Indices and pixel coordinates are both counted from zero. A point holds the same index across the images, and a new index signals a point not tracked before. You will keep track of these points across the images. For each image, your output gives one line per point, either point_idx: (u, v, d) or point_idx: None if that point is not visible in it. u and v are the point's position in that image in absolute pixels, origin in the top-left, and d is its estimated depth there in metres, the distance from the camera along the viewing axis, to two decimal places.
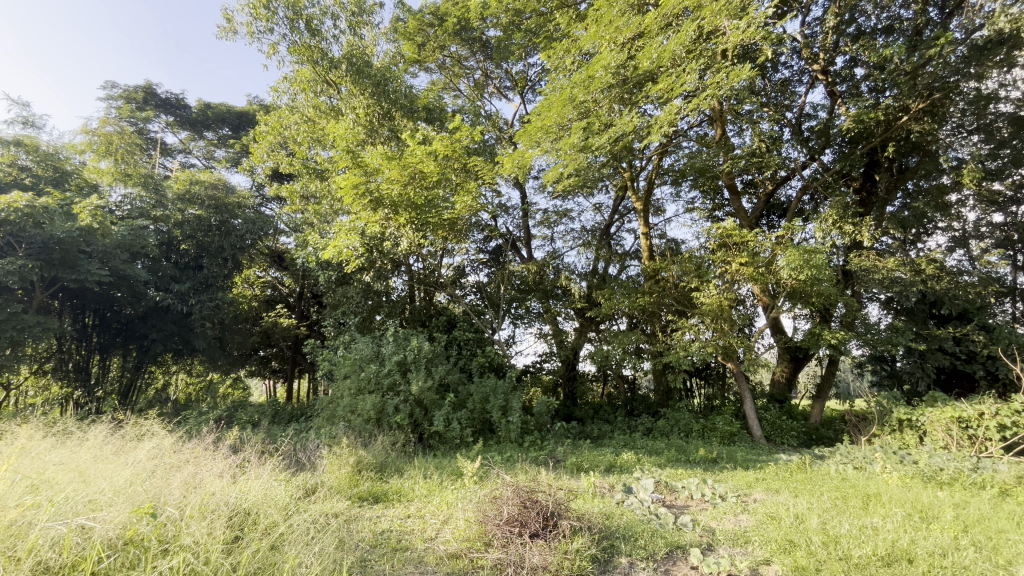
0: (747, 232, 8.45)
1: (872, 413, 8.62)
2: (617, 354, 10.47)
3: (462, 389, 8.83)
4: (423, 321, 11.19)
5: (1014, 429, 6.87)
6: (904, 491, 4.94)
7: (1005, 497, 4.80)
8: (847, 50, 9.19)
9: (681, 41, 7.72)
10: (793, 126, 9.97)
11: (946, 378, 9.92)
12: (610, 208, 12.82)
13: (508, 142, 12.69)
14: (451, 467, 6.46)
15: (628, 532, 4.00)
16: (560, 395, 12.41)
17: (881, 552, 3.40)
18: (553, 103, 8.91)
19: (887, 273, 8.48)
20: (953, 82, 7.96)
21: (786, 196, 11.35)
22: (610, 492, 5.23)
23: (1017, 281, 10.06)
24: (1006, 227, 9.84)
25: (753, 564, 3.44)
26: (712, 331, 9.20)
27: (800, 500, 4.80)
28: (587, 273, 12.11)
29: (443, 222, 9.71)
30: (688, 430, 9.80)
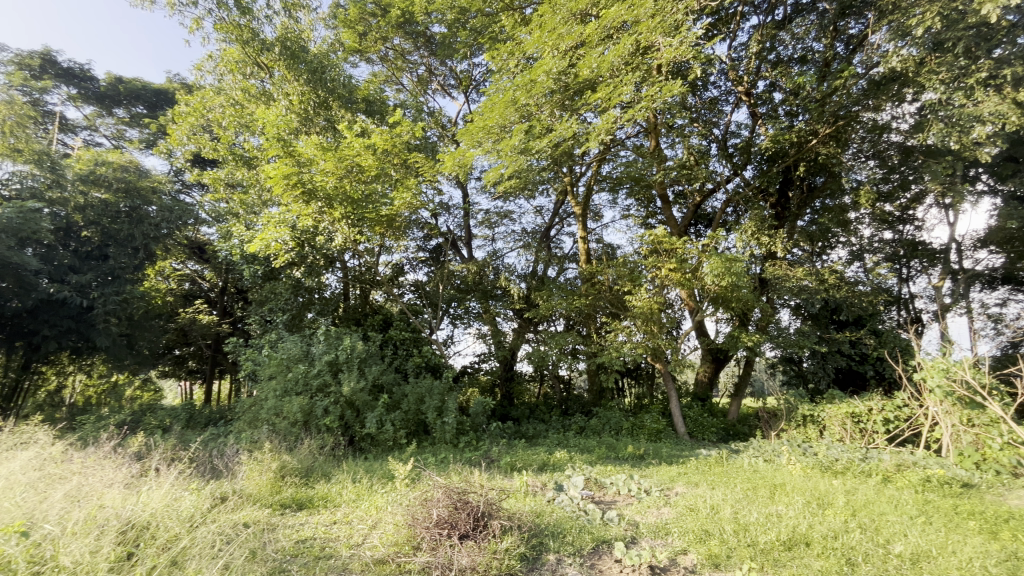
0: (676, 240, 8.88)
1: (780, 410, 9.35)
2: (554, 354, 10.70)
3: (397, 389, 8.62)
4: (357, 320, 10.92)
5: (895, 422, 7.75)
6: (805, 481, 5.42)
7: (886, 483, 5.41)
8: (767, 75, 9.95)
9: (619, 53, 8.02)
10: (720, 142, 10.64)
11: (842, 377, 11.02)
12: (550, 211, 13.07)
13: (451, 141, 12.56)
14: (383, 469, 6.28)
15: (557, 529, 4.08)
16: (498, 395, 12.47)
17: (784, 537, 3.70)
18: (495, 104, 8.98)
19: (796, 282, 9.31)
20: (855, 111, 8.90)
21: (712, 207, 12.09)
22: (541, 490, 5.31)
23: (902, 291, 11.42)
24: (894, 243, 11.19)
25: (671, 554, 3.63)
26: (643, 333, 9.64)
27: (716, 492, 5.14)
28: (526, 274, 12.26)
29: (380, 219, 9.41)
30: (619, 428, 10.20)
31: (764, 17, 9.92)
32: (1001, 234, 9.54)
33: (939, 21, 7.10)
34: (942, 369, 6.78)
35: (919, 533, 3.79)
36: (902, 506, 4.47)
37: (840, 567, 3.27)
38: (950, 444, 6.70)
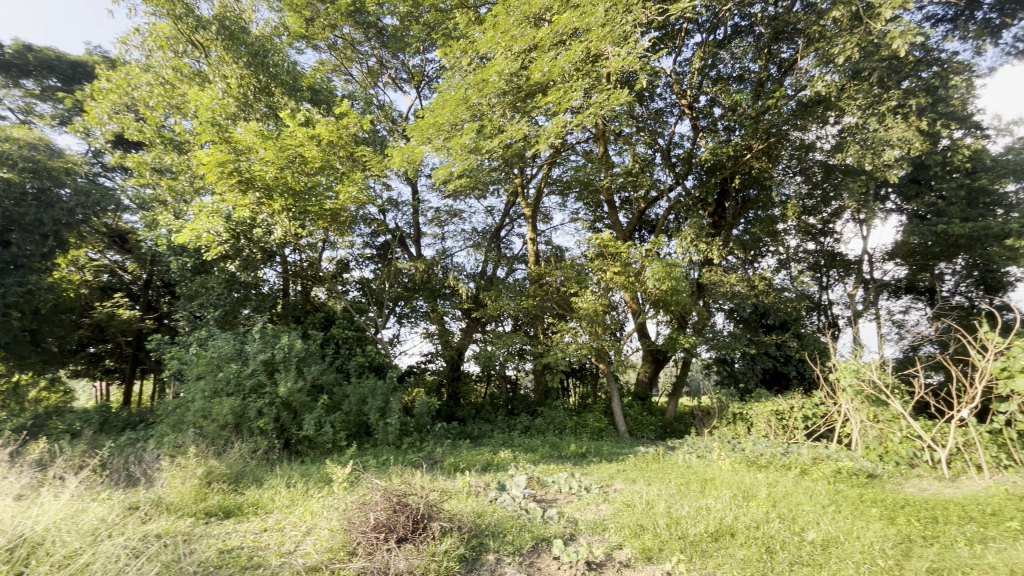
0: (621, 244, 9.16)
1: (713, 408, 9.87)
2: (501, 355, 10.73)
3: (338, 390, 8.33)
4: (297, 318, 10.47)
5: (813, 418, 8.39)
6: (733, 475, 5.76)
7: (804, 476, 5.84)
8: (709, 91, 10.44)
9: (570, 59, 8.19)
10: (664, 152, 11.09)
11: (769, 377, 11.81)
12: (501, 211, 13.09)
13: (401, 136, 12.29)
14: (319, 473, 6.04)
15: (498, 529, 4.08)
16: (443, 395, 12.35)
17: (711, 529, 3.90)
18: (447, 102, 8.90)
19: (729, 287, 9.86)
20: (785, 129, 9.52)
21: (655, 214, 12.55)
22: (484, 490, 5.31)
23: (822, 298, 12.41)
24: (815, 253, 12.17)
25: (607, 549, 3.72)
26: (588, 334, 9.85)
27: (652, 487, 5.36)
28: (475, 274, 12.21)
29: (323, 213, 9.04)
30: (563, 427, 10.37)
31: (707, 36, 10.43)
32: (904, 248, 10.53)
33: (857, 52, 7.76)
34: (853, 370, 7.44)
35: (830, 521, 4.11)
36: (816, 496, 4.84)
37: (760, 555, 3.48)
38: (859, 438, 7.33)
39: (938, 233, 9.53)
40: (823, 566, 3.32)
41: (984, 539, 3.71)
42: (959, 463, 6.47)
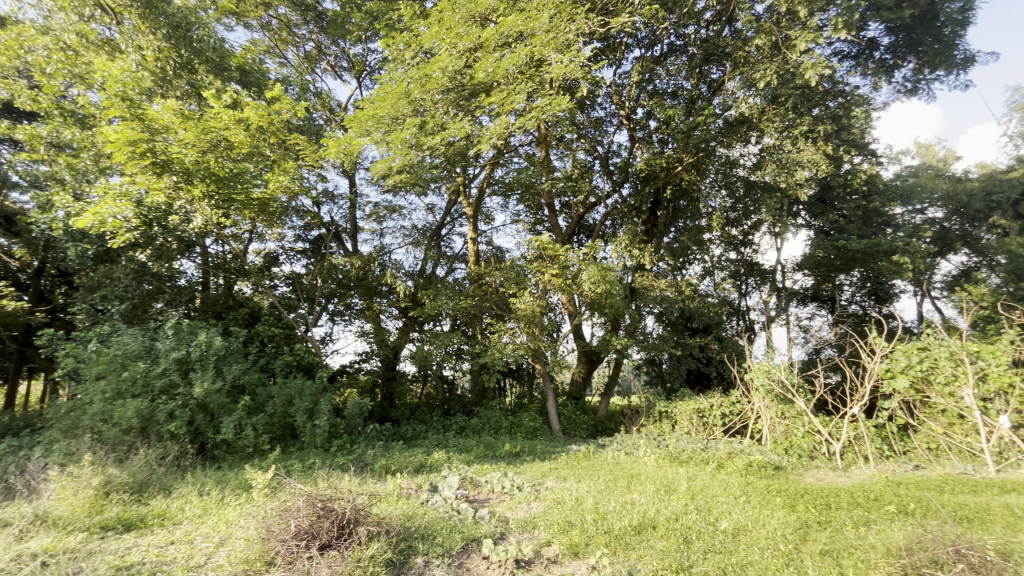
0: (560, 248, 9.37)
1: (641, 407, 10.33)
2: (438, 355, 10.58)
3: (261, 390, 7.84)
4: (217, 313, 9.75)
5: (730, 416, 8.99)
6: (657, 470, 6.05)
7: (720, 469, 6.26)
8: (645, 104, 10.91)
9: (514, 62, 8.28)
10: (603, 160, 11.46)
11: (693, 377, 12.55)
12: (442, 209, 12.92)
13: (339, 127, 11.78)
14: (237, 479, 5.66)
15: (428, 531, 4.02)
16: (377, 396, 12.02)
17: (635, 522, 4.07)
18: (387, 94, 8.67)
19: (659, 292, 10.35)
20: (713, 145, 10.14)
21: (593, 219, 12.95)
22: (416, 492, 5.22)
23: (740, 304, 13.39)
24: (736, 262, 13.11)
25: (536, 546, 3.79)
26: (525, 335, 9.96)
27: (582, 484, 5.52)
28: (414, 272, 11.96)
29: (250, 202, 8.48)
30: (498, 427, 10.42)
31: (645, 51, 10.90)
32: (811, 260, 11.55)
33: (776, 79, 8.46)
34: (765, 371, 8.08)
35: (740, 510, 4.43)
36: (729, 488, 5.20)
37: (678, 545, 3.68)
38: (769, 434, 7.95)
39: (839, 248, 10.60)
40: (732, 552, 3.57)
41: (867, 522, 4.16)
42: (850, 455, 7.22)
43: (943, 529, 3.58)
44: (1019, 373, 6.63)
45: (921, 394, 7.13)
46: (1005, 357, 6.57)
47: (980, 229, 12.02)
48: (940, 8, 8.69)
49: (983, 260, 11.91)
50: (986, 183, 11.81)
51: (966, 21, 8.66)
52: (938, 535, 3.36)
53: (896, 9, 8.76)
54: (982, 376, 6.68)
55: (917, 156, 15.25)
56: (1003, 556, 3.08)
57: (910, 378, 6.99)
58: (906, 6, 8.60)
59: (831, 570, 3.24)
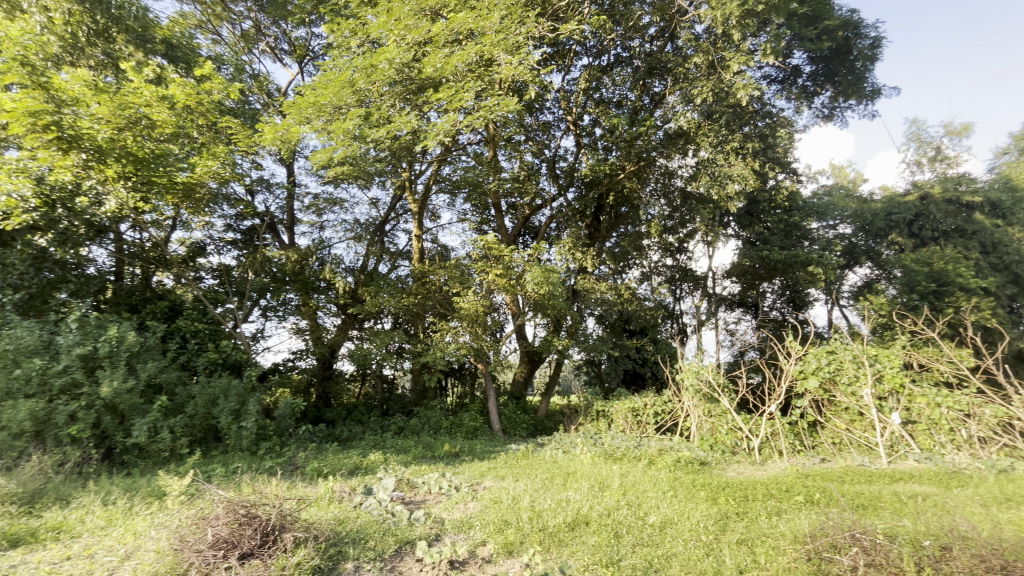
0: (505, 248, 9.42)
1: (580, 406, 10.60)
2: (377, 353, 10.28)
3: (180, 390, 7.27)
4: (131, 306, 8.88)
5: (662, 414, 9.39)
6: (592, 468, 6.23)
7: (650, 465, 6.54)
8: (591, 111, 11.19)
9: (463, 59, 8.23)
10: (549, 164, 11.63)
11: (629, 378, 13.04)
12: (386, 204, 12.58)
13: (278, 112, 11.15)
14: (149, 487, 5.21)
15: (359, 535, 3.89)
16: (312, 396, 11.53)
17: (569, 519, 4.17)
18: (330, 81, 8.34)
19: (600, 295, 10.65)
20: (654, 155, 10.57)
21: (539, 222, 13.12)
22: (349, 495, 5.05)
23: (675, 307, 14.08)
24: (672, 268, 13.77)
25: (471, 547, 3.77)
26: (468, 334, 9.90)
27: (519, 483, 5.57)
28: (354, 268, 11.55)
29: (173, 186, 7.80)
30: (438, 427, 10.30)
31: (593, 60, 11.18)
32: (739, 269, 12.32)
33: (711, 96, 8.98)
34: (694, 372, 8.54)
35: (667, 504, 4.65)
36: (658, 484, 5.43)
37: (608, 540, 3.80)
38: (696, 431, 8.41)
39: (763, 258, 11.38)
40: (659, 545, 3.73)
41: (779, 511, 4.51)
42: (767, 450, 7.78)
43: (842, 516, 3.93)
44: (908, 374, 7.48)
45: (828, 394, 7.84)
46: (897, 360, 7.39)
47: (881, 245, 13.36)
48: (854, 43, 9.62)
49: (882, 273, 13.15)
50: (887, 205, 13.21)
51: (874, 57, 9.63)
52: (837, 522, 3.68)
53: (817, 41, 9.55)
54: (879, 376, 7.47)
55: (831, 177, 16.73)
56: (890, 539, 3.43)
57: (820, 379, 7.64)
58: (825, 39, 9.42)
59: (746, 558, 3.47)
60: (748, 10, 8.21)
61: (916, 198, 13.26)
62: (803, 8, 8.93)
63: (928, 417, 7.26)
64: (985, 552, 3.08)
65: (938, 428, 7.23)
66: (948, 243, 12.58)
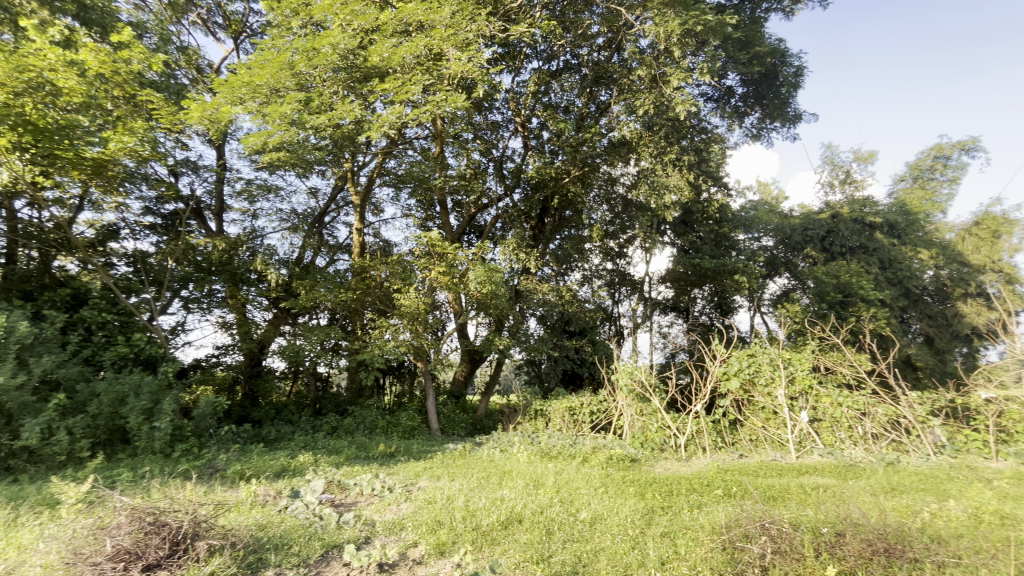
0: (448, 246, 9.33)
1: (519, 406, 10.68)
2: (311, 351, 9.78)
3: (82, 387, 6.57)
4: (27, 294, 7.91)
5: (597, 413, 9.66)
6: (528, 467, 6.30)
7: (584, 463, 6.72)
8: (539, 114, 11.32)
9: (411, 51, 8.08)
10: (497, 164, 11.65)
11: (567, 378, 13.34)
12: (326, 195, 12.06)
13: (207, 90, 10.38)
14: (39, 494, 4.66)
15: (282, 540, 3.69)
16: (238, 394, 10.84)
17: (503, 518, 4.19)
18: (267, 61, 7.87)
19: (541, 295, 10.80)
20: (598, 162, 10.85)
21: (484, 221, 13.08)
22: (273, 499, 4.79)
23: (613, 310, 14.59)
24: (611, 272, 14.24)
25: (401, 549, 3.69)
26: (408, 332, 9.69)
27: (455, 483, 5.53)
28: (288, 260, 10.95)
29: (81, 161, 7.05)
30: (373, 427, 10.00)
31: (542, 64, 11.32)
32: (672, 275, 12.92)
33: (652, 109, 9.36)
34: (628, 372, 8.87)
35: (598, 500, 4.80)
36: (591, 480, 5.60)
37: (540, 538, 3.86)
38: (629, 429, 8.74)
39: (695, 266, 12.00)
40: (588, 540, 3.84)
41: (700, 504, 4.79)
42: (692, 447, 8.21)
43: (754, 507, 4.24)
44: (816, 377, 8.18)
45: (747, 394, 8.43)
46: (807, 363, 8.07)
47: (797, 258, 14.51)
48: (780, 70, 10.37)
49: (797, 284, 14.19)
50: (804, 221, 14.39)
51: (797, 85, 10.43)
52: (749, 513, 3.96)
53: (749, 65, 10.22)
54: (791, 378, 8.13)
55: (757, 193, 18.00)
56: (794, 527, 3.73)
57: (741, 379, 8.31)
58: (756, 63, 10.09)
59: (668, 550, 3.65)
60: (688, 29, 8.65)
61: (828, 216, 14.53)
62: (737, 33, 9.51)
63: (831, 415, 7.97)
64: (872, 537, 3.42)
65: (839, 426, 7.94)
66: (853, 259, 13.88)
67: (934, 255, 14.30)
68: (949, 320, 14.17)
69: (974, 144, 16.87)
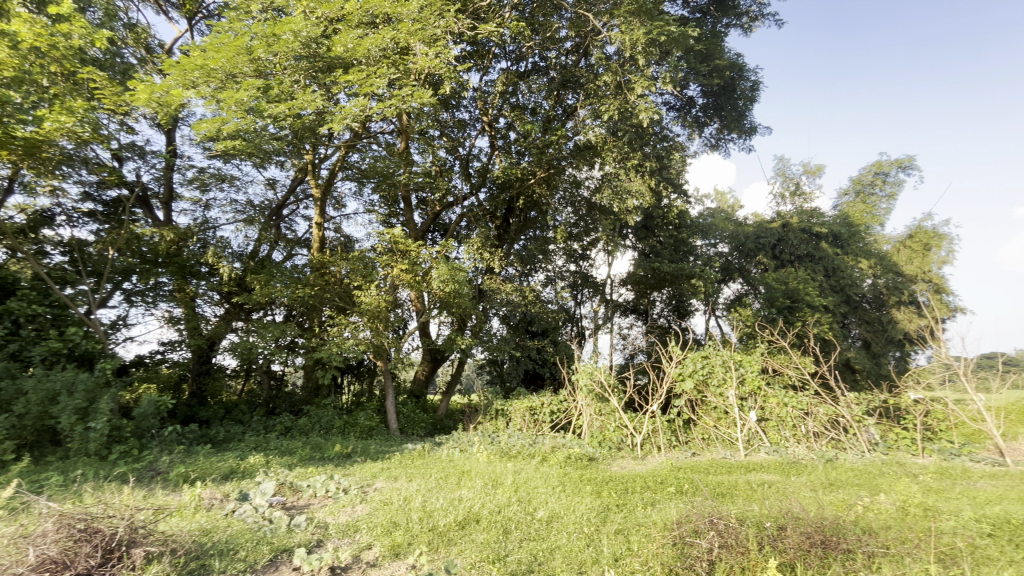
0: (412, 243, 9.22)
1: (480, 406, 10.66)
2: (265, 348, 9.42)
3: (7, 385, 6.10)
4: None
5: (557, 413, 9.77)
6: (487, 466, 6.30)
7: (543, 462, 6.79)
8: (507, 115, 11.35)
9: (376, 43, 7.93)
10: (463, 162, 11.58)
11: (528, 378, 13.42)
12: (285, 187, 11.64)
13: (157, 71, 9.82)
14: None
15: (228, 546, 3.53)
16: (184, 393, 10.32)
17: (460, 518, 4.17)
18: (223, 44, 7.52)
19: (505, 295, 10.83)
20: (564, 164, 10.98)
21: (449, 219, 12.98)
22: (220, 502, 4.59)
23: (575, 311, 14.80)
24: (574, 274, 14.44)
25: (355, 551, 3.61)
26: (368, 330, 9.47)
27: (412, 483, 5.47)
28: (243, 253, 10.51)
29: (10, 141, 6.48)
30: (329, 427, 9.74)
31: (511, 64, 11.35)
32: (633, 278, 13.23)
33: (617, 114, 9.55)
34: (588, 372, 9.02)
35: (556, 499, 4.85)
36: (549, 479, 5.65)
37: (497, 537, 3.86)
38: (587, 429, 8.88)
39: (654, 269, 12.33)
40: (544, 539, 3.87)
41: (653, 501, 4.93)
42: (648, 445, 8.44)
43: (704, 503, 4.39)
44: (764, 378, 8.58)
45: (701, 395, 8.73)
46: (756, 365, 8.46)
47: (750, 264, 15.16)
48: (738, 83, 10.82)
49: (750, 289, 14.82)
50: (757, 230, 15.05)
51: (754, 98, 10.95)
52: (699, 509, 4.09)
53: (709, 76, 10.59)
54: (741, 379, 8.49)
55: (715, 201, 18.70)
56: (740, 522, 3.89)
57: (695, 380, 8.63)
58: (715, 76, 10.48)
59: (621, 546, 3.73)
60: (652, 39, 8.88)
61: (779, 225, 15.24)
62: (698, 46, 9.83)
63: (777, 415, 8.37)
64: (810, 530, 3.61)
65: (784, 425, 8.34)
66: (801, 266, 14.63)
67: (873, 265, 15.27)
68: (884, 325, 15.16)
69: (909, 162, 18.16)
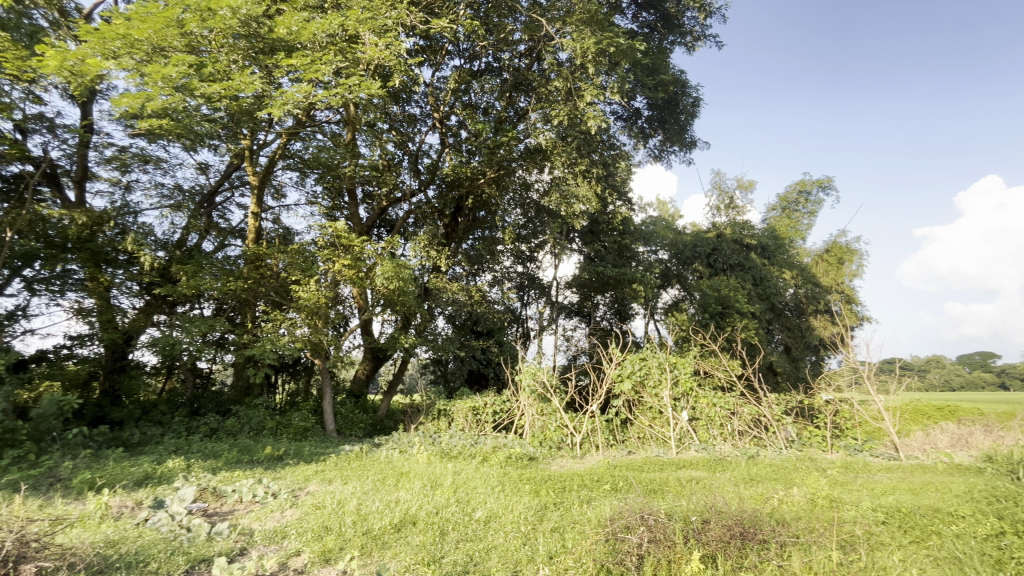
0: (355, 238, 8.93)
1: (422, 406, 10.48)
2: (190, 344, 8.78)
3: None
4: None
5: (500, 413, 9.80)
6: (427, 467, 6.20)
7: (484, 462, 6.79)
8: (458, 112, 11.27)
9: (322, 28, 7.62)
10: (412, 158, 11.37)
11: (472, 378, 13.38)
12: (219, 172, 10.90)
13: (72, 37, 8.91)
14: None
15: (137, 557, 3.25)
16: (94, 391, 9.43)
17: (395, 520, 4.08)
18: (151, 13, 6.94)
19: (451, 295, 10.74)
20: (514, 166, 11.05)
21: (396, 215, 12.68)
22: (131, 511, 4.22)
23: (520, 311, 14.93)
24: (521, 275, 14.58)
25: (282, 558, 3.44)
26: (306, 327, 9.05)
27: (348, 486, 5.29)
28: (168, 241, 9.74)
29: None
30: (260, 428, 9.24)
31: (464, 62, 11.28)
32: (578, 281, 13.54)
33: (567, 120, 9.73)
34: (531, 373, 9.10)
35: (494, 499, 4.86)
36: (488, 479, 5.66)
37: (433, 539, 3.81)
38: (529, 428, 8.98)
39: (598, 273, 12.67)
40: (481, 539, 3.87)
41: (588, 499, 5.06)
42: (587, 444, 8.66)
43: (635, 500, 4.56)
44: (696, 379, 9.05)
45: (638, 396, 9.07)
46: (689, 367, 8.94)
47: (686, 271, 15.95)
48: (681, 99, 11.29)
49: (686, 295, 15.58)
50: (694, 238, 15.82)
51: (694, 114, 11.51)
52: (631, 506, 4.25)
53: (655, 90, 11.02)
54: (675, 381, 8.91)
55: (656, 210, 19.50)
56: (669, 517, 4.08)
57: (632, 381, 8.96)
58: (660, 90, 10.91)
59: (556, 544, 3.80)
60: (601, 49, 9.14)
61: (714, 235, 16.08)
62: (646, 60, 10.17)
63: (707, 414, 8.86)
64: (731, 524, 3.85)
65: (713, 424, 8.83)
66: (732, 275, 15.55)
67: (795, 276, 16.53)
68: (803, 332, 16.44)
69: (829, 183, 19.77)
